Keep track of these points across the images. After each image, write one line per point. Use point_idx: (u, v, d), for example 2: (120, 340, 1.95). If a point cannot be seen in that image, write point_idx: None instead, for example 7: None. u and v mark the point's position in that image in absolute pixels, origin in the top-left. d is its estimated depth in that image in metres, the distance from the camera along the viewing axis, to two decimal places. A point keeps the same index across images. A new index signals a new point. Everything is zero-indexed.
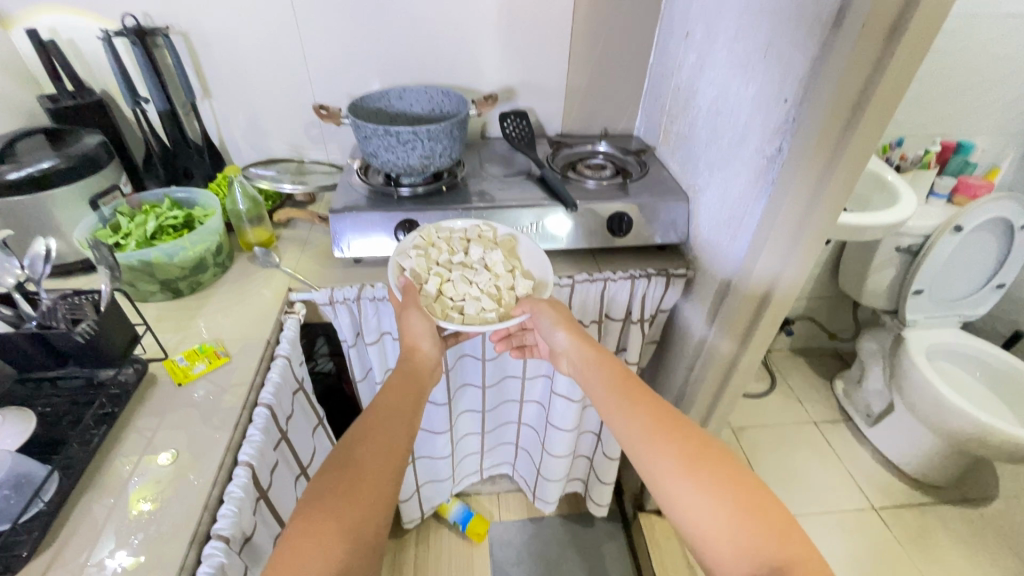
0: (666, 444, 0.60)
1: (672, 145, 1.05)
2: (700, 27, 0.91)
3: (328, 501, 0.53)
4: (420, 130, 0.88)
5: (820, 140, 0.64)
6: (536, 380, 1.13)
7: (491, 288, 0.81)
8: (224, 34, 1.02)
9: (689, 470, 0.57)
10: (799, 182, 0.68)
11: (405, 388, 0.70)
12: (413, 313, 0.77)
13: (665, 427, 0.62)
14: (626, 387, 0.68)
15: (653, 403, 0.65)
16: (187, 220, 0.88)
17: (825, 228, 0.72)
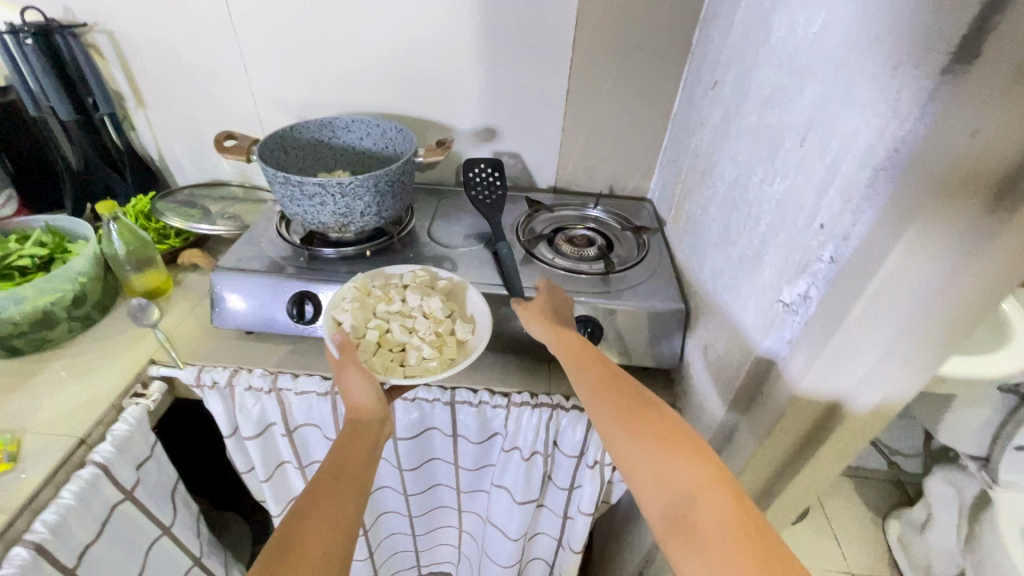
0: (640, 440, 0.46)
1: (682, 227, 0.78)
2: (730, 78, 0.64)
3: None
4: (330, 182, 0.67)
5: (897, 297, 0.39)
6: (474, 496, 0.89)
7: (438, 333, 0.63)
8: (155, 36, 0.86)
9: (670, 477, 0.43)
10: (856, 347, 0.42)
11: (359, 436, 0.52)
12: (350, 370, 0.56)
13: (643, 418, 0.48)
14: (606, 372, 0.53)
15: (629, 391, 0.51)
16: (48, 260, 0.72)
17: (893, 387, 0.45)
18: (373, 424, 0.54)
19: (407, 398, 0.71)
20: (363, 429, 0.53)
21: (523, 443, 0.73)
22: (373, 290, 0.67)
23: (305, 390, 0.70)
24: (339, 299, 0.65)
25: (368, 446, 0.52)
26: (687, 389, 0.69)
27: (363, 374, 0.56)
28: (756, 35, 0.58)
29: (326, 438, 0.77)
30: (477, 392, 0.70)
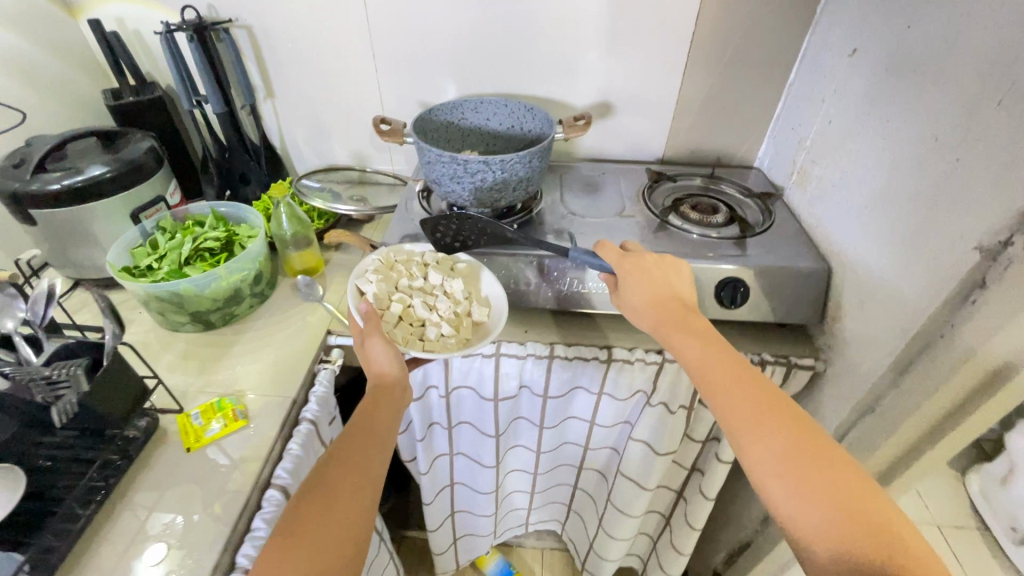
0: (782, 453, 0.47)
1: (809, 191, 0.82)
2: (879, 44, 0.67)
3: (300, 515, 0.47)
4: (493, 159, 0.73)
5: None
6: (600, 452, 0.96)
7: (455, 312, 0.71)
8: (291, 29, 0.91)
9: (831, 501, 0.44)
10: None
11: (383, 400, 0.58)
12: (374, 339, 0.62)
13: (782, 429, 0.48)
14: (735, 375, 0.53)
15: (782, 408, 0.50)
16: (228, 241, 0.79)
17: None
18: (396, 389, 0.59)
19: (567, 357, 0.77)
20: (385, 395, 0.58)
21: (670, 398, 0.79)
22: (397, 266, 0.75)
23: (470, 353, 0.77)
24: (363, 270, 0.73)
25: (389, 413, 0.57)
26: (830, 342, 0.74)
27: (388, 345, 0.62)
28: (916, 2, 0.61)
29: (480, 398, 0.83)
30: (631, 350, 0.76)
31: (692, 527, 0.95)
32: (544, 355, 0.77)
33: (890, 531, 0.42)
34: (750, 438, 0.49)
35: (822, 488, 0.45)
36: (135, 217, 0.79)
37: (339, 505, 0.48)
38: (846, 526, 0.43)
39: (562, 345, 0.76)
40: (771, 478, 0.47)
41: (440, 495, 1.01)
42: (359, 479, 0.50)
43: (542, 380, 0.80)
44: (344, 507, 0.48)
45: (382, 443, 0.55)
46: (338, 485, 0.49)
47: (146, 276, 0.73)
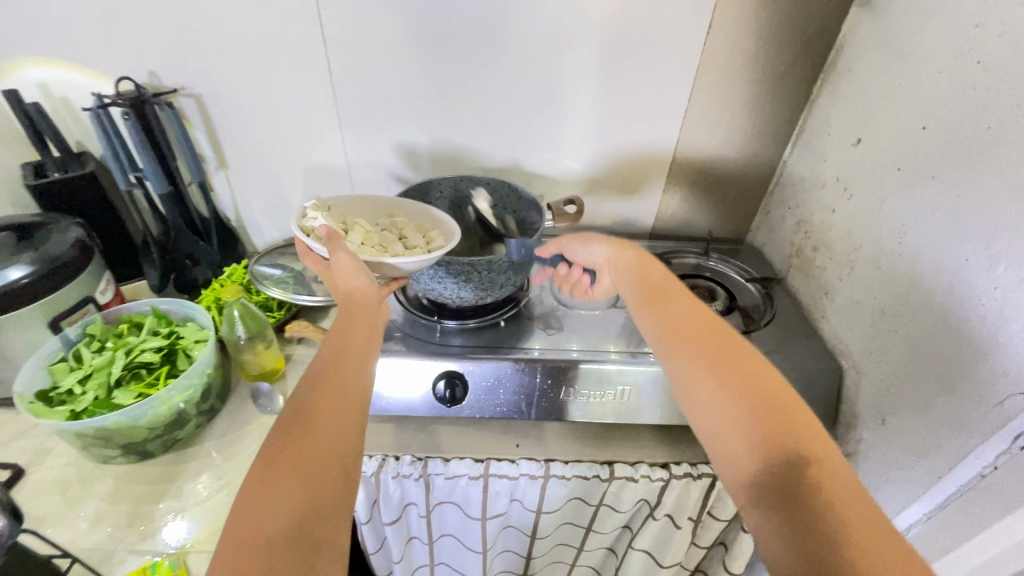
0: (696, 349, 0.50)
1: (812, 279, 0.78)
2: (887, 139, 0.64)
3: (280, 445, 0.41)
4: (479, 262, 0.67)
5: None
6: (596, 555, 0.88)
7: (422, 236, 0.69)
8: (247, 98, 0.82)
9: (733, 389, 0.46)
10: None
11: (355, 318, 0.54)
12: (340, 253, 0.59)
13: (694, 330, 0.52)
14: (661, 291, 0.57)
15: (714, 333, 0.51)
16: (169, 351, 0.68)
17: None
18: (368, 303, 0.56)
19: (564, 475, 0.68)
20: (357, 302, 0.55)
21: (676, 510, 0.71)
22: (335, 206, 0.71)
23: (456, 474, 0.68)
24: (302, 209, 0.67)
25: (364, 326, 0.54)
26: (845, 450, 0.69)
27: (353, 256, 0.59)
28: (928, 106, 0.58)
29: (465, 515, 0.74)
30: (635, 465, 0.69)
31: None
32: (538, 474, 0.68)
33: (789, 411, 0.44)
34: (667, 339, 0.52)
35: (731, 380, 0.47)
36: (55, 326, 0.67)
37: (320, 427, 0.42)
38: (764, 412, 0.44)
39: (559, 463, 0.68)
40: (681, 369, 0.50)
41: None
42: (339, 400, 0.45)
43: (536, 495, 0.71)
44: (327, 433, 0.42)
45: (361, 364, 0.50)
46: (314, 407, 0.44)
47: (66, 403, 0.61)
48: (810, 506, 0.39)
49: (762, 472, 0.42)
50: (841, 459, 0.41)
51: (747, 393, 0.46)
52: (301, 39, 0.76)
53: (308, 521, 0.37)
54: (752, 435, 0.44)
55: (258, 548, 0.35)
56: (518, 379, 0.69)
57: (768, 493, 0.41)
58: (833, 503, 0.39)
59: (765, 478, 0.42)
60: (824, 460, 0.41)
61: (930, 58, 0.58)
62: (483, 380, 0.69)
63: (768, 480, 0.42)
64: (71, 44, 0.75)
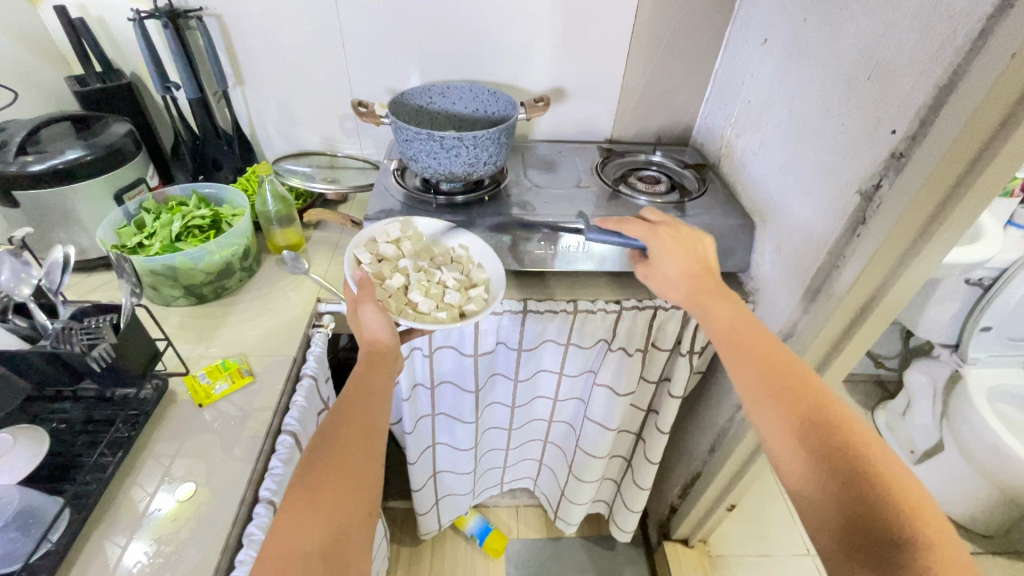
0: (791, 412, 0.50)
1: (734, 161, 0.96)
2: (783, 35, 0.81)
3: (320, 473, 0.50)
4: (466, 136, 0.81)
5: (932, 181, 0.56)
6: (568, 403, 1.07)
7: (459, 293, 0.77)
8: (259, 16, 0.95)
9: (826, 458, 0.46)
10: (902, 222, 0.60)
11: (378, 366, 0.63)
12: (369, 308, 0.67)
13: (788, 390, 0.51)
14: (751, 345, 0.56)
15: (801, 387, 0.51)
16: (215, 219, 0.83)
17: (935, 257, 0.61)
18: (388, 355, 0.65)
19: (538, 311, 0.86)
20: (377, 357, 0.64)
21: (628, 341, 0.90)
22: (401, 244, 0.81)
23: None
24: (366, 242, 0.79)
25: (383, 374, 0.63)
26: (757, 286, 0.88)
27: (381, 314, 0.67)
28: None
29: (461, 355, 0.92)
30: (594, 301, 0.87)
31: (650, 462, 1.08)
32: (518, 310, 0.86)
33: (895, 486, 0.44)
34: (757, 400, 0.53)
35: (833, 450, 0.47)
36: (118, 198, 0.81)
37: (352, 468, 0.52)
38: (857, 481, 0.45)
39: (533, 301, 0.86)
40: (769, 426, 0.51)
41: (424, 456, 1.09)
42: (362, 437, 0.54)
43: (517, 333, 0.89)
44: (355, 467, 0.52)
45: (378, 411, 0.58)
46: (346, 446, 0.53)
47: (138, 252, 0.76)
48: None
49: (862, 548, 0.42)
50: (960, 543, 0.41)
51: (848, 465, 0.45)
52: None
53: (338, 549, 0.47)
54: (844, 506, 0.44)
55: (296, 562, 0.44)
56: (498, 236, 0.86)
57: (863, 573, 0.41)
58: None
59: (858, 557, 0.42)
60: (935, 546, 0.41)
61: None
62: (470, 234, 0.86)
63: (864, 557, 0.42)
64: None
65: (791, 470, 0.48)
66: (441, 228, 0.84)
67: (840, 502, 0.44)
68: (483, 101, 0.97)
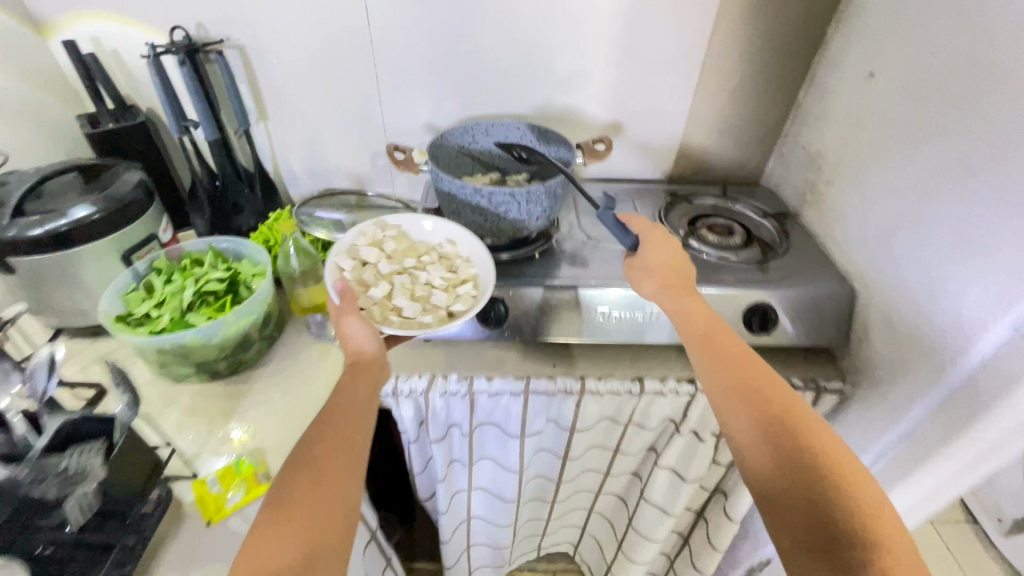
0: (745, 406, 0.52)
1: (824, 212, 0.83)
2: (898, 70, 0.68)
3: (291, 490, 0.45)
4: (518, 192, 0.71)
5: None
6: (621, 478, 0.94)
7: (447, 293, 0.70)
8: (285, 47, 0.85)
9: (789, 455, 0.48)
10: None
11: (361, 377, 0.57)
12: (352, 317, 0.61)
13: (743, 386, 0.53)
14: (708, 339, 0.57)
15: (766, 385, 0.52)
16: (232, 281, 0.74)
17: None
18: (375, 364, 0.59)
19: (598, 392, 0.74)
20: (364, 366, 0.57)
21: (700, 424, 0.78)
22: (386, 244, 0.75)
23: (498, 391, 0.74)
24: (349, 247, 0.73)
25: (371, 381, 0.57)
26: (857, 365, 0.74)
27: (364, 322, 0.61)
28: (938, 31, 0.62)
29: (505, 433, 0.81)
30: (663, 380, 0.74)
31: (714, 548, 0.94)
32: (574, 390, 0.73)
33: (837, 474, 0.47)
34: (720, 392, 0.54)
35: (780, 440, 0.49)
36: (127, 259, 0.72)
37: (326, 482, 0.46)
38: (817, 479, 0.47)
39: (593, 378, 0.73)
40: (736, 419, 0.52)
41: (458, 531, 0.98)
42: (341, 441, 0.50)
43: (571, 413, 0.78)
44: (332, 486, 0.46)
45: (365, 414, 0.53)
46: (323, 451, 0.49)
47: (145, 325, 0.67)
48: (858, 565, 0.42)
49: (810, 532, 0.45)
50: (901, 521, 0.44)
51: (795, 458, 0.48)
52: None
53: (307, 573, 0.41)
54: (803, 499, 0.46)
55: None
56: (552, 304, 0.75)
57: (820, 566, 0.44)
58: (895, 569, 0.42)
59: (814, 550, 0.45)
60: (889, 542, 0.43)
61: None
62: (521, 303, 0.75)
63: (821, 552, 0.44)
64: None
65: (754, 460, 0.50)
66: (427, 225, 0.78)
67: (800, 496, 0.47)
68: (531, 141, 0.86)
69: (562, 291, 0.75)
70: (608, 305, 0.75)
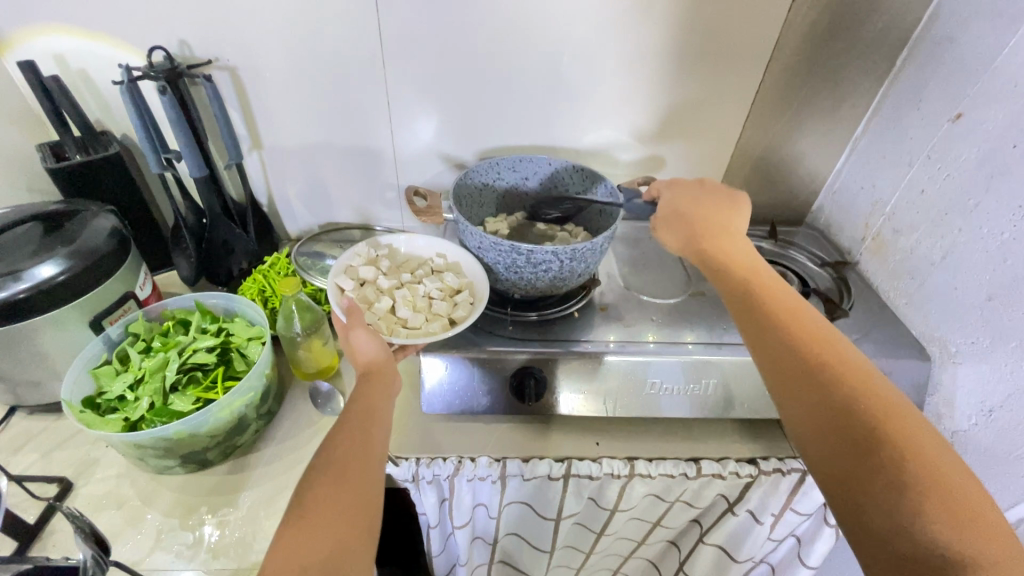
0: (791, 355, 0.45)
1: (892, 264, 0.75)
2: (1001, 112, 0.60)
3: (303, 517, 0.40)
4: (563, 249, 0.61)
5: None
6: (658, 553, 0.85)
7: (446, 301, 0.64)
8: (286, 70, 0.75)
9: (861, 424, 0.41)
10: None
11: (373, 386, 0.50)
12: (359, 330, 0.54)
13: (792, 327, 0.47)
14: (748, 291, 0.50)
15: (830, 350, 0.45)
16: (223, 349, 0.63)
17: None
18: (388, 374, 0.52)
19: (649, 475, 0.65)
20: (377, 377, 0.51)
21: (758, 505, 0.69)
22: (381, 261, 0.69)
23: (535, 475, 0.64)
24: (346, 269, 0.66)
25: (384, 394, 0.50)
26: None
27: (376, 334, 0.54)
28: None
29: (538, 514, 0.71)
30: (723, 462, 0.65)
31: None
32: (622, 474, 0.64)
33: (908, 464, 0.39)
34: (772, 348, 0.46)
35: (833, 395, 0.42)
36: (97, 325, 0.61)
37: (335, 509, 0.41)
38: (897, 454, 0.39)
39: (643, 461, 0.64)
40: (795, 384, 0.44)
41: None
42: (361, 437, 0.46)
43: (615, 495, 0.68)
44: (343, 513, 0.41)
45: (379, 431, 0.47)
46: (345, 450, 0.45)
47: (118, 411, 0.56)
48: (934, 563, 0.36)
49: (873, 475, 0.39)
50: (987, 511, 0.37)
51: (864, 441, 0.40)
52: (349, 2, 0.69)
53: None
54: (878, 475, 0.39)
55: None
56: (595, 373, 0.65)
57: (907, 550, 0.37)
58: (986, 573, 0.35)
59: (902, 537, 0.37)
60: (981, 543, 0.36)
61: None
62: (561, 373, 0.65)
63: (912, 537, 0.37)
64: (90, 10, 0.67)
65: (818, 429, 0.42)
66: (418, 243, 0.72)
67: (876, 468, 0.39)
68: (566, 180, 0.77)
69: (606, 355, 0.66)
70: (660, 374, 0.66)
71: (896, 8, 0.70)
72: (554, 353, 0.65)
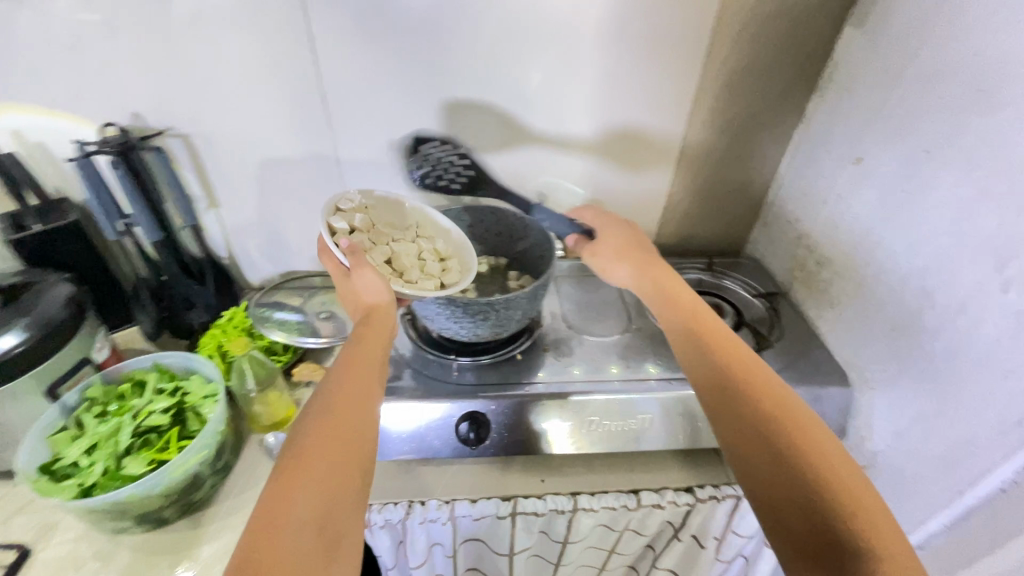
0: (705, 365, 0.52)
1: (816, 294, 0.80)
2: (892, 157, 0.66)
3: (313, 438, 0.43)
4: (497, 300, 0.65)
5: None
6: None
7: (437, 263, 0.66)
8: (237, 135, 0.79)
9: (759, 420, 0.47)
10: None
11: (373, 326, 0.53)
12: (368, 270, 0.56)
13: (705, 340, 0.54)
14: (676, 313, 0.58)
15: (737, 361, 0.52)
16: (178, 409, 0.66)
17: None
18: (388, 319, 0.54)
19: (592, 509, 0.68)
20: (378, 320, 0.53)
21: (700, 530, 0.73)
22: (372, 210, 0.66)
23: (483, 514, 0.67)
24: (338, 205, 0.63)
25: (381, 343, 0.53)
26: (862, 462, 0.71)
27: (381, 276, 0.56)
28: (931, 128, 0.59)
29: (493, 550, 0.74)
30: (661, 492, 0.69)
31: None
32: (567, 509, 0.68)
33: (807, 438, 0.45)
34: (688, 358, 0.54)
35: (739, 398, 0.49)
36: (53, 393, 0.63)
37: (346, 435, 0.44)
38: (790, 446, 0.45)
39: (585, 496, 0.68)
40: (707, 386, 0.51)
41: None
42: (362, 406, 0.46)
43: (564, 527, 0.72)
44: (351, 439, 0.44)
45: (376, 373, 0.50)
46: (347, 405, 0.46)
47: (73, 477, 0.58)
48: (833, 530, 0.41)
49: (770, 461, 0.45)
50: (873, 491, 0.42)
51: (770, 438, 0.46)
52: (292, 72, 0.74)
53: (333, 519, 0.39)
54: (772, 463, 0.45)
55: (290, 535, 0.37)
56: (536, 413, 0.69)
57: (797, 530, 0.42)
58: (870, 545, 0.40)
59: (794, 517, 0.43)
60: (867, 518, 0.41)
61: (926, 86, 0.60)
62: (504, 415, 0.69)
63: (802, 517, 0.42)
64: (44, 90, 0.71)
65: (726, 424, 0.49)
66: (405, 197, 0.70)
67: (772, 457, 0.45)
68: (510, 229, 0.80)
69: (547, 395, 0.70)
70: (599, 411, 0.69)
71: (800, 61, 0.76)
72: (496, 397, 0.69)
